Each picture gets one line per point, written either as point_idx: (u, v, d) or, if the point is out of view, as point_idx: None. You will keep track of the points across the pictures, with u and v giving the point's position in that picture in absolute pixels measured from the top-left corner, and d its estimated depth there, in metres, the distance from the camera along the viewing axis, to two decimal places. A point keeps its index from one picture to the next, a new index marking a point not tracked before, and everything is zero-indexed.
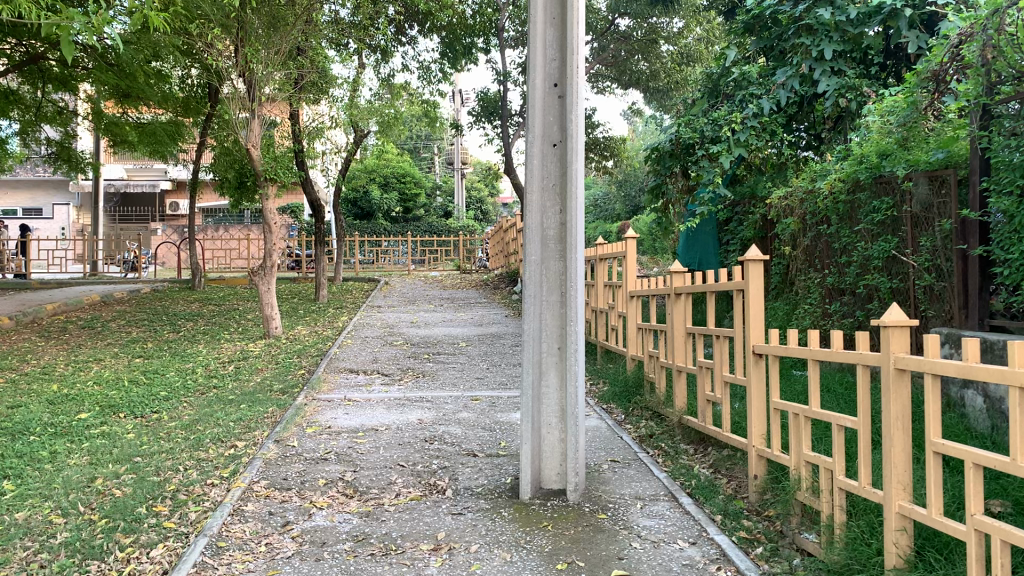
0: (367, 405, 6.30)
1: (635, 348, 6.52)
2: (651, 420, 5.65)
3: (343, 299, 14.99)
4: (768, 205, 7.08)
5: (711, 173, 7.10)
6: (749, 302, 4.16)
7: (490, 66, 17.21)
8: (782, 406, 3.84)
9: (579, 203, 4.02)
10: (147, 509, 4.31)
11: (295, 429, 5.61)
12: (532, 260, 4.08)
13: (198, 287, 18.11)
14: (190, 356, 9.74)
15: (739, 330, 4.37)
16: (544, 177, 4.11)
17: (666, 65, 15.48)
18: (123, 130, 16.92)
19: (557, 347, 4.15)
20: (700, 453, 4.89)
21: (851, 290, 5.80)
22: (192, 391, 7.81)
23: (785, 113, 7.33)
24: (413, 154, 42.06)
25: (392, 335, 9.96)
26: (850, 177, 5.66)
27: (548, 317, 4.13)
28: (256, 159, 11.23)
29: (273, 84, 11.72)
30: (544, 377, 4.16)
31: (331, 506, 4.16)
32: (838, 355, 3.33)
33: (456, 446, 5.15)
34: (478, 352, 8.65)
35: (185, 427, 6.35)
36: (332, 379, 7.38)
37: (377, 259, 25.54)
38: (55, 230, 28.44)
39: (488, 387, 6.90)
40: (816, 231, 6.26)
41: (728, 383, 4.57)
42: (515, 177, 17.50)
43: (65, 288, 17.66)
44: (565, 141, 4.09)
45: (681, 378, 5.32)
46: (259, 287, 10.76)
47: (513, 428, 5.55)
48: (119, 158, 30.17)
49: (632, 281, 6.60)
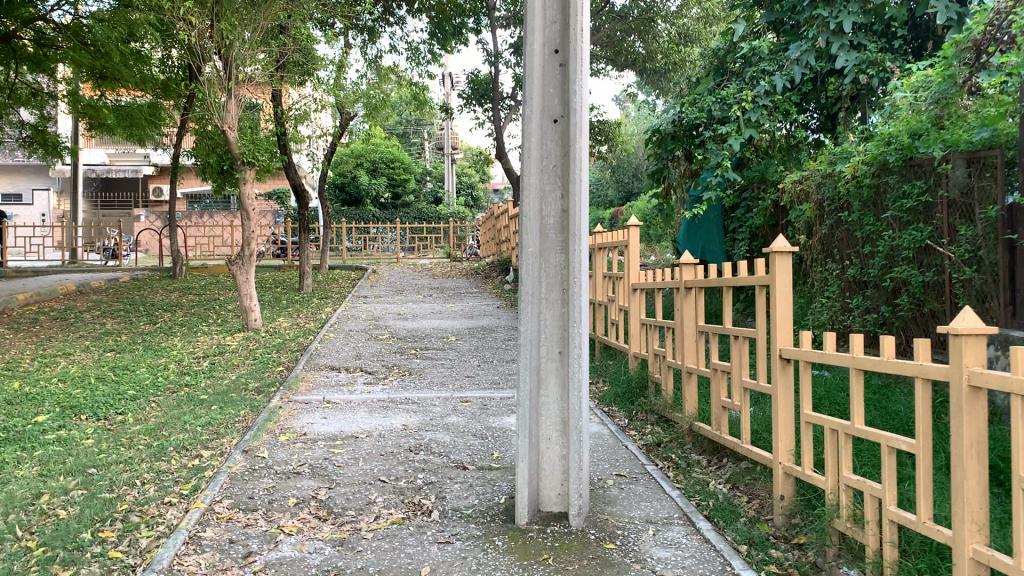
0: (347, 407, 5.79)
1: (638, 346, 6.03)
2: (657, 426, 5.16)
3: (329, 288, 14.48)
4: (780, 190, 6.57)
5: (719, 155, 6.57)
6: (776, 300, 3.67)
7: (481, 47, 16.65)
8: (818, 419, 3.35)
9: (583, 188, 3.50)
10: (92, 535, 3.78)
11: (267, 437, 5.09)
12: (530, 252, 3.57)
13: (179, 274, 17.55)
14: (164, 350, 9.20)
15: (762, 331, 3.88)
16: (544, 157, 3.60)
17: (664, 46, 14.98)
18: (101, 113, 16.26)
19: (558, 351, 3.64)
20: (715, 466, 4.42)
21: (874, 282, 5.33)
22: (162, 390, 7.28)
23: (799, 91, 6.82)
24: (402, 138, 41.34)
25: (378, 327, 9.47)
26: (876, 160, 5.12)
27: (548, 317, 3.63)
28: (232, 141, 10.63)
29: (253, 63, 11.12)
30: (543, 385, 3.66)
31: (302, 532, 3.66)
32: (890, 365, 2.85)
33: (444, 457, 4.64)
34: (468, 347, 8.13)
35: (149, 432, 5.80)
36: (311, 377, 6.86)
37: (365, 245, 25.02)
38: (34, 216, 27.66)
39: (479, 386, 6.40)
40: (835, 219, 5.77)
41: (749, 390, 4.08)
42: (506, 162, 16.99)
43: (41, 276, 17.08)
44: (567, 115, 3.57)
45: (691, 381, 4.85)
46: (237, 277, 10.20)
47: (506, 436, 5.04)
48: (101, 142, 29.43)
49: (634, 272, 6.08)
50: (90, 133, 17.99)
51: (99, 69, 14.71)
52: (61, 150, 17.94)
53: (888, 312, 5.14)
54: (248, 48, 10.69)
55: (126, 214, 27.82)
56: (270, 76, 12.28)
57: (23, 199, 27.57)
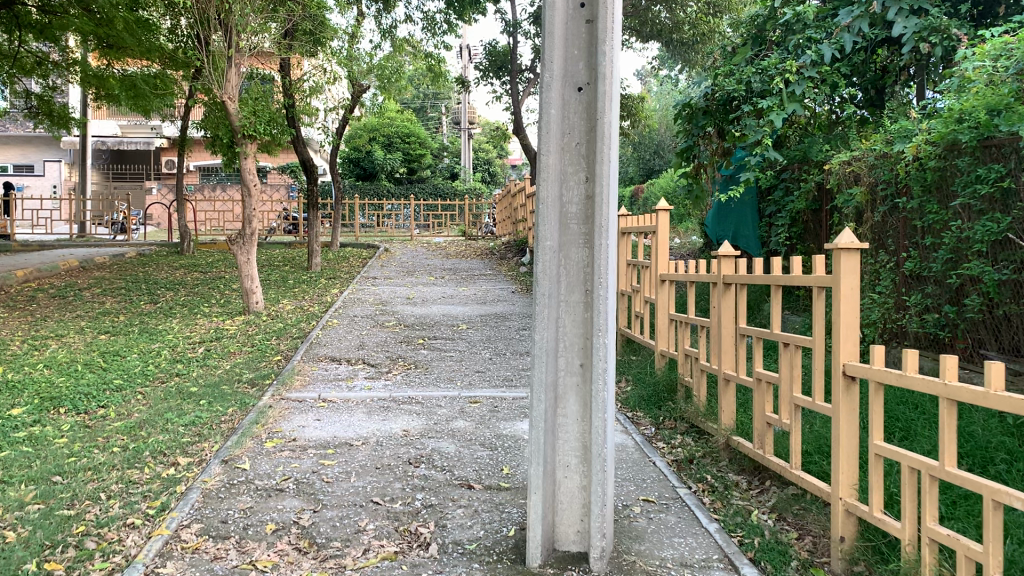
0: (344, 408, 5.25)
1: (665, 343, 5.46)
2: (688, 437, 4.60)
3: (338, 268, 13.96)
4: (826, 172, 5.93)
5: (759, 132, 5.95)
6: (839, 306, 3.10)
7: (499, 16, 15.98)
8: (892, 453, 2.79)
9: (613, 170, 2.92)
10: (36, 566, 3.24)
11: (251, 443, 4.57)
12: (548, 247, 2.99)
13: (186, 251, 17.09)
14: (159, 334, 8.71)
15: (818, 340, 3.31)
16: (565, 132, 3.01)
17: (692, 16, 14.32)
18: (108, 83, 15.72)
19: (579, 364, 3.07)
20: (757, 490, 3.86)
21: (936, 278, 4.73)
22: (150, 380, 6.78)
23: (848, 61, 6.15)
24: (418, 113, 40.74)
25: (384, 313, 8.94)
26: (944, 140, 4.49)
27: (568, 325, 3.06)
28: (231, 113, 9.91)
29: (256, 31, 10.51)
30: (561, 404, 3.09)
31: (277, 569, 3.13)
32: (998, 401, 2.29)
33: (447, 473, 4.09)
34: (479, 337, 7.58)
35: (128, 431, 5.29)
36: (308, 370, 6.33)
37: (379, 222, 24.52)
38: (46, 187, 27.24)
39: (490, 383, 5.85)
40: (890, 206, 5.15)
41: (800, 407, 3.51)
42: (524, 136, 16.36)
43: (46, 251, 16.66)
44: (594, 81, 2.97)
45: (729, 390, 4.30)
46: (238, 257, 9.68)
47: (518, 446, 4.49)
48: (112, 113, 28.98)
49: (663, 262, 5.50)
50: (98, 104, 17.47)
51: (105, 37, 14.15)
52: (69, 121, 17.44)
53: (953, 314, 4.54)
54: (249, 13, 10.08)
55: (137, 187, 27.41)
56: (277, 45, 11.70)
57: (34, 170, 27.19)
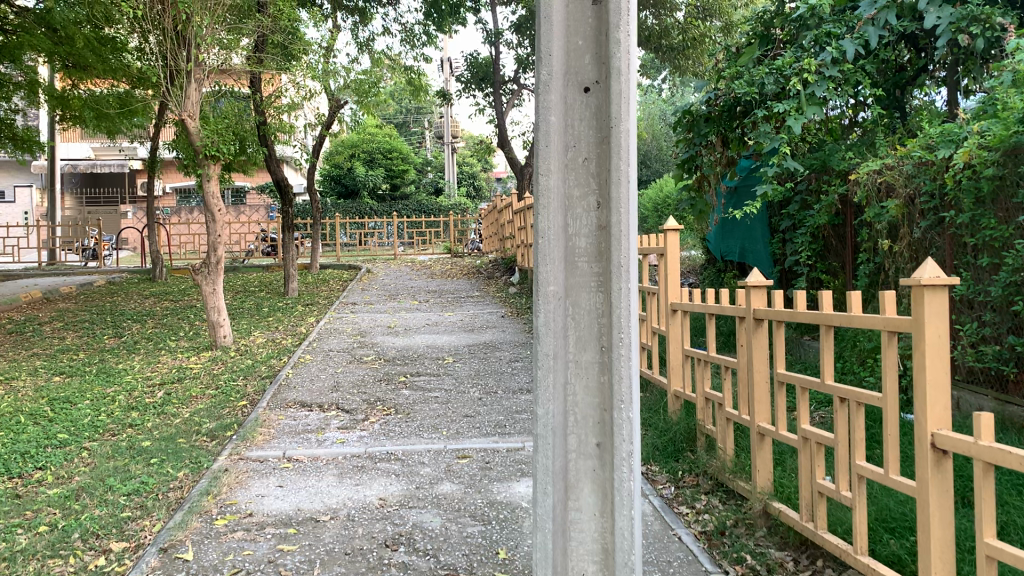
0: (312, 470, 4.54)
1: (678, 383, 4.80)
2: (714, 498, 3.92)
3: (316, 293, 13.25)
4: (852, 183, 5.29)
5: (775, 140, 5.32)
6: (924, 358, 2.43)
7: (480, 27, 15.36)
8: (1011, 558, 2.12)
9: (632, 191, 2.24)
10: None
11: (198, 523, 3.84)
12: (550, 292, 2.30)
13: (158, 277, 16.35)
14: (116, 375, 7.95)
15: (891, 397, 2.64)
16: (568, 145, 2.32)
17: (681, 22, 13.79)
18: (72, 105, 14.93)
19: (595, 443, 2.36)
20: (808, 574, 3.16)
21: (994, 304, 4.09)
22: (99, 433, 6.01)
23: (872, 58, 5.56)
24: (400, 129, 40.48)
25: (363, 346, 8.23)
26: (1003, 144, 3.84)
27: (579, 390, 2.35)
28: (192, 132, 9.10)
29: (216, 46, 9.75)
30: (573, 493, 2.37)
31: None
32: None
33: (431, 559, 3.39)
34: (466, 372, 6.89)
35: (63, 502, 4.50)
36: (275, 420, 5.62)
37: (361, 241, 23.93)
38: (17, 214, 26.37)
39: (480, 432, 5.15)
40: (932, 220, 4.53)
41: (863, 479, 2.83)
42: (509, 150, 15.74)
43: (9, 282, 15.81)
44: (606, 79, 2.30)
45: (763, 446, 3.63)
46: (204, 287, 8.95)
47: (515, 518, 3.79)
48: (84, 135, 28.19)
49: (674, 290, 4.83)
50: (64, 126, 16.65)
51: (69, 56, 13.36)
52: (34, 145, 16.60)
53: (1019, 346, 3.89)
54: (209, 24, 9.35)
55: (112, 211, 26.59)
56: (244, 60, 11.06)
57: (5, 196, 26.39)
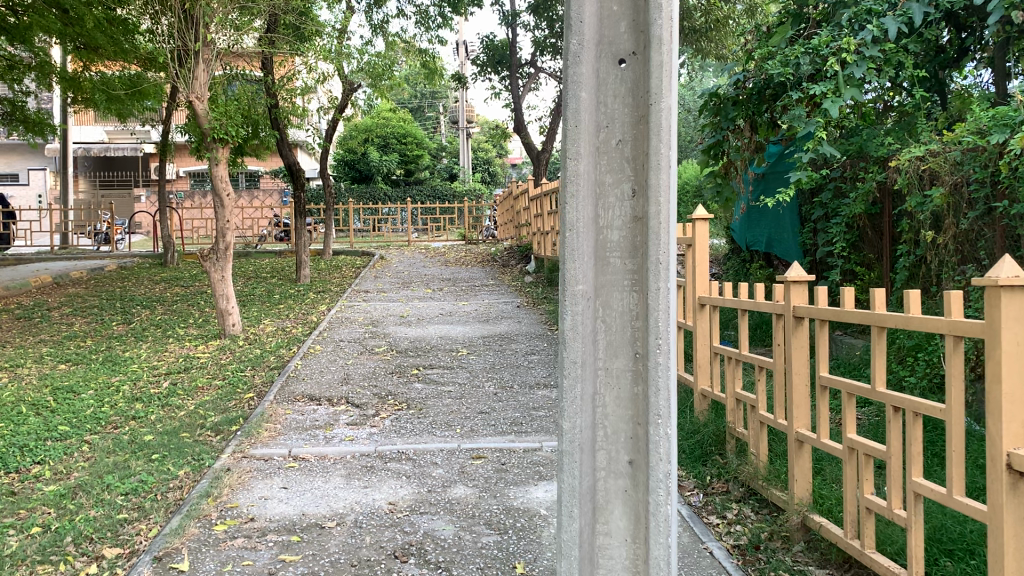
0: (319, 471, 4.31)
1: (706, 381, 4.54)
2: (747, 507, 3.66)
3: (328, 280, 13.05)
4: (891, 170, 5.00)
5: (811, 124, 5.03)
6: (999, 368, 2.15)
7: (497, 8, 15.03)
8: None
9: (672, 177, 1.98)
10: None
11: (196, 528, 3.62)
12: (580, 289, 2.03)
13: (170, 262, 16.19)
14: (122, 364, 7.76)
15: (956, 410, 2.36)
16: (601, 125, 2.05)
17: (703, 4, 13.43)
18: (83, 87, 14.73)
19: (627, 461, 2.09)
20: None
21: None
22: (101, 425, 5.81)
23: (914, 38, 5.25)
24: (415, 114, 40.20)
25: (375, 336, 8.00)
26: None
27: (609, 402, 2.09)
28: (200, 114, 8.83)
29: (224, 26, 9.46)
30: (601, 515, 2.11)
31: None
32: None
33: (443, 573, 3.15)
34: (481, 365, 6.65)
35: (58, 499, 4.28)
36: (281, 415, 5.38)
37: (375, 226, 23.75)
38: (31, 197, 26.32)
39: (495, 430, 4.90)
40: (981, 211, 4.24)
41: (918, 498, 2.56)
42: (525, 135, 15.46)
43: (20, 266, 15.68)
44: (644, 50, 2.03)
45: (802, 454, 3.36)
46: (212, 274, 8.73)
47: (533, 526, 3.54)
48: (98, 119, 28.07)
49: (702, 283, 4.56)
50: (75, 108, 16.46)
51: (80, 36, 13.14)
52: (46, 128, 16.44)
53: None
54: (220, 4, 9.07)
55: (125, 194, 26.49)
56: (256, 41, 10.78)
57: (20, 179, 26.37)
